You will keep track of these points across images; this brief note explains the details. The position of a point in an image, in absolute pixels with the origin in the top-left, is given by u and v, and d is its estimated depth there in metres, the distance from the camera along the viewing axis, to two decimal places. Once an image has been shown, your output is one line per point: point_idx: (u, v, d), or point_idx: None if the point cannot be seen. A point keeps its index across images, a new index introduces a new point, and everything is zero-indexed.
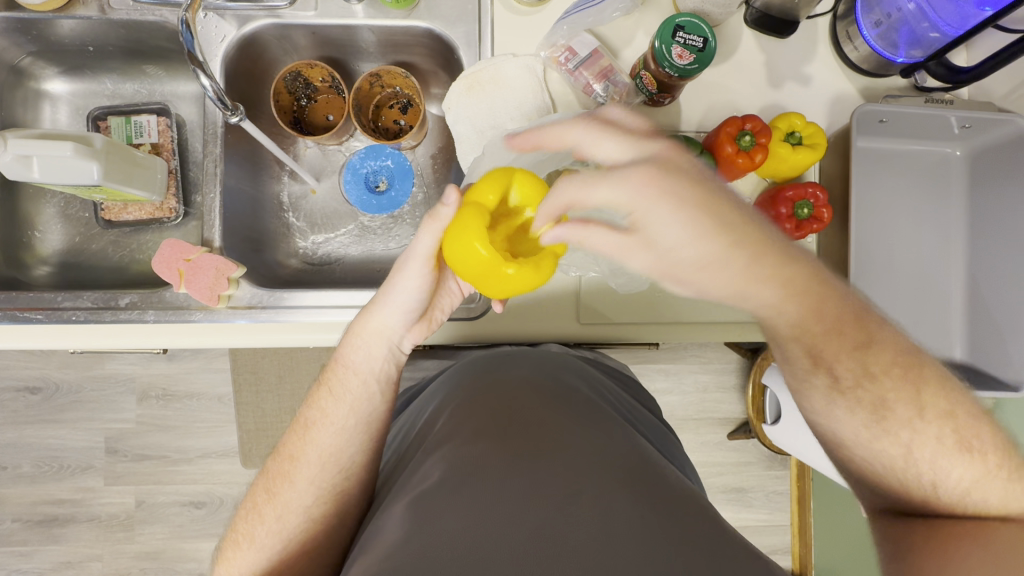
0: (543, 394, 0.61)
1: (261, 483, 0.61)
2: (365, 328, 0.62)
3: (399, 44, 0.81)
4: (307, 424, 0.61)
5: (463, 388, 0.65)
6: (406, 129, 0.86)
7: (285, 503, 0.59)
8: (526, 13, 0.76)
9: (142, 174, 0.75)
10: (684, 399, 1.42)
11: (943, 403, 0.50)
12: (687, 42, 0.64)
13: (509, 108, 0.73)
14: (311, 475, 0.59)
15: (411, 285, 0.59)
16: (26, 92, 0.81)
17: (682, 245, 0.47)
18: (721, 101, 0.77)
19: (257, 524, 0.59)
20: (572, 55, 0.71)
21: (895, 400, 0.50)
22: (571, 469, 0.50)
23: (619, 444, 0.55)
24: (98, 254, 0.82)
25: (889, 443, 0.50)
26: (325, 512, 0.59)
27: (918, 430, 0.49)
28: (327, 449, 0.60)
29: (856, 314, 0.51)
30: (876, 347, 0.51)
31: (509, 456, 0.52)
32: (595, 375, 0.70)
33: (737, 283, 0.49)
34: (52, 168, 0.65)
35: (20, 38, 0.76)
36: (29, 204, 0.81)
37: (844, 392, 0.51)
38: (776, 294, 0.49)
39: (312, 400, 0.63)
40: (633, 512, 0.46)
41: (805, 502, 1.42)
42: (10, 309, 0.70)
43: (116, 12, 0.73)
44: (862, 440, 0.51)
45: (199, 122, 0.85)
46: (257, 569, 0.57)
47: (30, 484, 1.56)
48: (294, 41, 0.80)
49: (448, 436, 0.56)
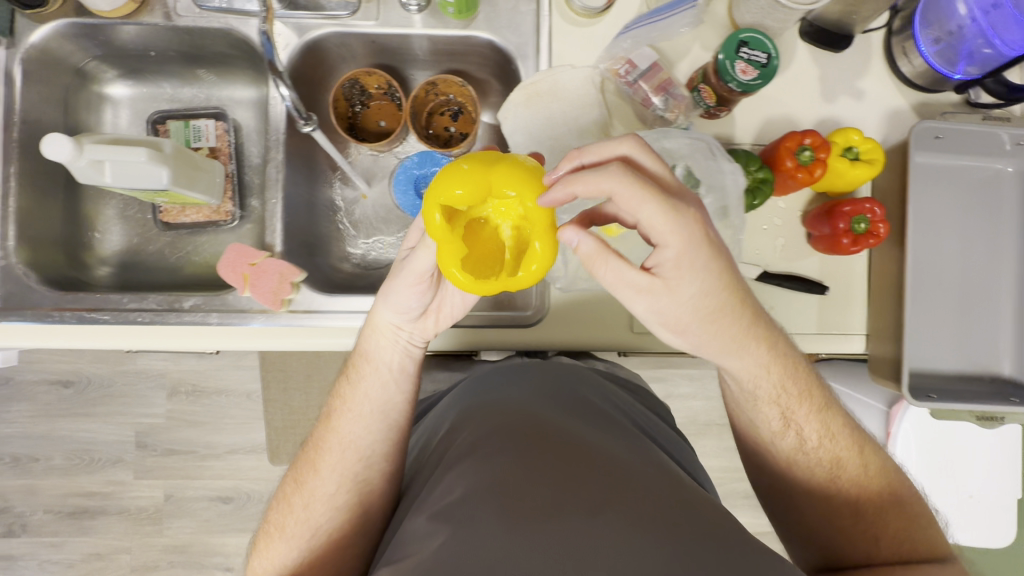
0: (557, 404, 0.62)
1: (290, 481, 0.66)
2: (372, 323, 0.66)
3: (455, 53, 0.82)
4: (331, 414, 0.67)
5: (478, 400, 0.66)
6: (457, 136, 0.86)
7: (314, 491, 0.64)
8: (585, 24, 0.77)
9: (204, 178, 0.76)
10: (708, 405, 1.43)
11: (878, 465, 0.63)
12: (751, 58, 0.66)
13: (567, 120, 0.74)
14: (336, 463, 0.64)
15: (410, 288, 0.61)
16: (89, 95, 0.83)
17: (708, 297, 0.53)
18: (776, 114, 0.78)
19: (289, 520, 0.63)
20: (632, 68, 0.72)
21: (845, 458, 0.62)
22: (596, 472, 0.50)
23: (637, 453, 0.56)
24: (155, 256, 0.84)
25: (842, 495, 0.62)
26: (348, 501, 0.63)
27: (865, 489, 0.62)
28: (346, 441, 0.64)
29: (819, 389, 0.64)
30: (833, 414, 0.63)
31: (531, 461, 0.52)
32: (608, 388, 0.71)
33: (743, 359, 0.59)
34: (122, 173, 0.67)
35: (87, 43, 0.77)
36: (90, 206, 0.83)
37: (806, 451, 0.62)
38: (763, 356, 0.59)
39: (334, 396, 0.68)
40: (662, 511, 0.47)
41: None
42: (78, 309, 0.72)
43: (182, 19, 0.74)
44: (822, 489, 0.62)
45: (256, 128, 0.85)
46: (288, 557, 0.62)
47: (61, 476, 1.58)
48: (353, 49, 0.81)
49: (470, 448, 0.56)
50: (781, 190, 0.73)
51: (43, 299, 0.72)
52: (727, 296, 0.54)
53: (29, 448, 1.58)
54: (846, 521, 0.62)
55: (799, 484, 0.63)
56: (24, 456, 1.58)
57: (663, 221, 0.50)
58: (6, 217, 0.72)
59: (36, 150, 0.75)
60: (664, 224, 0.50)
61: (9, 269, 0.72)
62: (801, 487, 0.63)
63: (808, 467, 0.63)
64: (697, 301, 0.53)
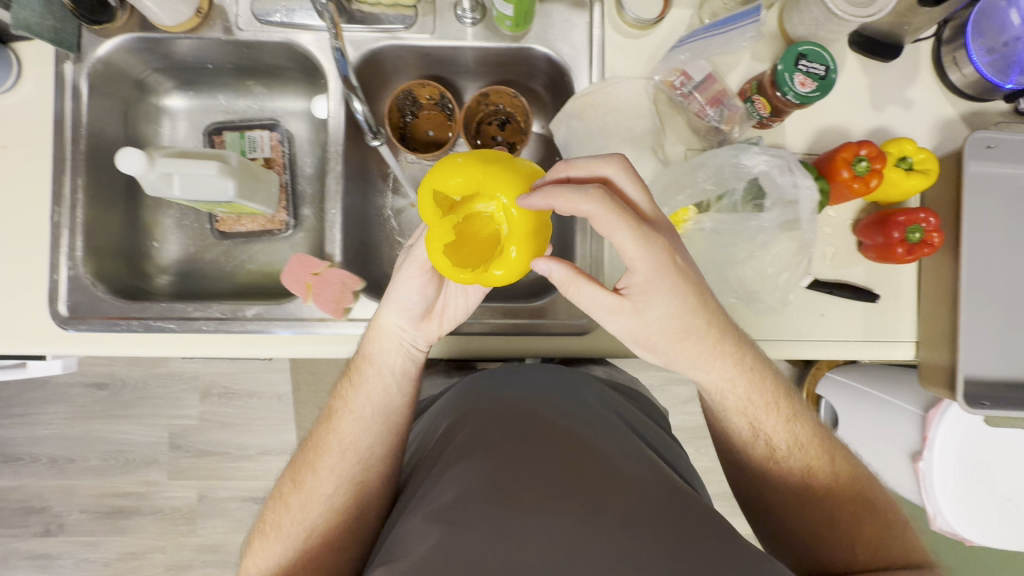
0: (547, 407, 0.63)
1: (286, 482, 0.67)
2: (376, 328, 0.68)
3: (505, 64, 0.83)
4: (332, 415, 0.69)
5: (466, 403, 0.67)
6: (504, 145, 0.85)
7: (311, 491, 0.65)
8: (637, 36, 0.78)
9: (262, 190, 0.78)
10: None
11: (854, 474, 0.65)
12: (810, 70, 0.66)
13: (621, 131, 0.75)
14: (334, 463, 0.66)
15: (412, 285, 0.65)
16: (148, 107, 0.84)
17: (677, 314, 0.56)
18: (826, 123, 0.78)
19: (284, 520, 0.64)
20: (687, 80, 0.73)
21: (817, 465, 0.64)
22: (583, 477, 0.52)
23: (626, 456, 0.57)
24: (212, 265, 0.85)
25: (817, 502, 0.64)
26: (346, 502, 0.65)
27: (840, 498, 0.63)
28: (346, 439, 0.66)
29: (789, 398, 0.66)
30: (802, 422, 0.65)
31: (520, 465, 0.54)
32: (607, 393, 0.72)
33: (713, 370, 0.62)
34: (190, 185, 0.69)
35: (148, 56, 0.79)
36: (150, 216, 0.85)
37: (778, 458, 0.64)
38: (730, 368, 0.62)
39: (335, 398, 0.70)
40: (646, 517, 0.48)
41: None
42: (144, 319, 0.73)
43: (243, 33, 0.76)
44: (795, 496, 0.64)
45: (310, 139, 0.87)
46: (283, 556, 0.63)
47: (97, 476, 1.61)
48: (405, 61, 0.82)
49: (462, 452, 0.58)
50: (834, 200, 0.74)
51: (111, 307, 0.74)
52: (689, 317, 0.57)
53: (65, 449, 1.61)
54: (821, 530, 0.63)
55: (774, 490, 0.65)
56: (61, 457, 1.61)
57: (630, 248, 0.52)
58: (75, 227, 0.73)
59: (100, 162, 0.77)
60: (630, 250, 0.52)
61: (77, 279, 0.73)
62: (776, 493, 0.65)
63: (784, 475, 0.64)
64: (663, 319, 0.57)
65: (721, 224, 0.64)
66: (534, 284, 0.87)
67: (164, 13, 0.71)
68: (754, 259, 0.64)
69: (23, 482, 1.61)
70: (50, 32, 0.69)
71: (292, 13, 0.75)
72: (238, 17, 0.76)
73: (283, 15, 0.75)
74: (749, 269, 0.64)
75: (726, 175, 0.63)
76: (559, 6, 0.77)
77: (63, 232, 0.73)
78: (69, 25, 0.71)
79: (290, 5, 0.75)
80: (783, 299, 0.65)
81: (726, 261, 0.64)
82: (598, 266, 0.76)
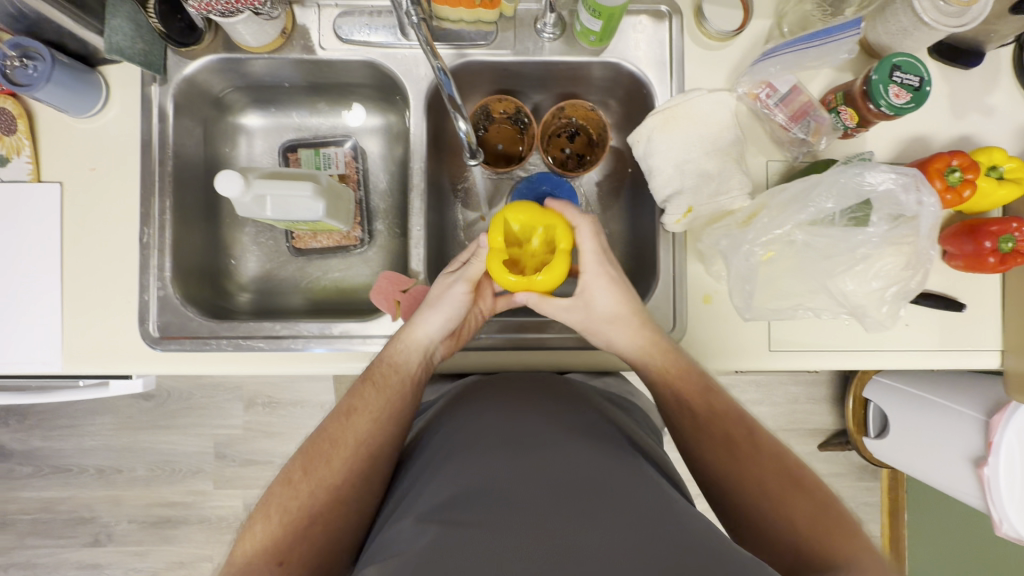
0: (544, 405, 0.63)
1: (288, 472, 0.65)
2: (410, 337, 0.71)
3: (580, 77, 0.83)
4: (349, 411, 0.68)
5: (461, 401, 0.68)
6: (572, 157, 0.86)
7: (321, 478, 0.63)
8: (716, 47, 0.78)
9: (343, 207, 0.77)
10: (774, 410, 1.51)
11: (786, 472, 0.63)
12: (904, 82, 0.66)
13: (703, 143, 0.75)
14: (348, 457, 0.65)
15: (456, 296, 0.70)
16: (226, 125, 0.85)
17: (613, 298, 0.70)
18: (909, 131, 0.77)
19: (286, 508, 0.61)
20: (773, 91, 0.72)
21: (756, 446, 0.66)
22: (581, 478, 0.53)
23: (625, 457, 0.57)
24: (288, 281, 0.86)
25: (759, 482, 0.63)
26: (351, 493, 0.63)
27: (766, 492, 0.62)
28: (364, 435, 0.66)
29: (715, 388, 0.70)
30: (722, 402, 0.69)
31: (513, 461, 0.55)
32: (602, 395, 0.72)
33: (641, 342, 0.71)
34: (281, 205, 0.69)
35: (229, 76, 0.80)
36: (227, 233, 0.85)
37: (698, 426, 0.68)
38: (651, 340, 0.71)
39: (349, 395, 0.70)
40: (644, 518, 0.50)
41: (897, 513, 1.48)
42: (235, 337, 0.73)
43: (325, 52, 0.76)
44: (731, 475, 0.64)
45: (383, 156, 0.88)
46: (275, 544, 0.59)
47: (144, 486, 1.62)
48: (480, 76, 0.82)
49: (458, 446, 0.59)
50: None
51: (200, 327, 0.74)
52: (632, 313, 0.70)
53: (112, 460, 1.61)
54: (766, 503, 0.61)
55: (714, 465, 0.66)
56: (107, 468, 1.61)
57: (589, 245, 0.68)
58: (164, 247, 0.74)
59: (184, 181, 0.78)
60: (586, 246, 0.68)
61: (166, 299, 0.74)
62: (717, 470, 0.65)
63: (750, 474, 0.64)
64: (597, 300, 0.70)
65: (815, 238, 0.63)
66: None
67: (252, 37, 0.71)
68: (855, 273, 0.63)
69: (69, 493, 1.61)
70: (140, 55, 0.70)
71: (375, 30, 0.76)
72: (321, 36, 0.76)
73: (366, 33, 0.76)
74: (851, 284, 0.63)
75: (847, 193, 0.62)
76: (639, 18, 0.77)
77: (152, 253, 0.74)
78: (157, 47, 0.71)
79: (372, 22, 0.76)
80: (892, 315, 0.64)
81: (825, 275, 0.64)
82: (683, 278, 0.75)
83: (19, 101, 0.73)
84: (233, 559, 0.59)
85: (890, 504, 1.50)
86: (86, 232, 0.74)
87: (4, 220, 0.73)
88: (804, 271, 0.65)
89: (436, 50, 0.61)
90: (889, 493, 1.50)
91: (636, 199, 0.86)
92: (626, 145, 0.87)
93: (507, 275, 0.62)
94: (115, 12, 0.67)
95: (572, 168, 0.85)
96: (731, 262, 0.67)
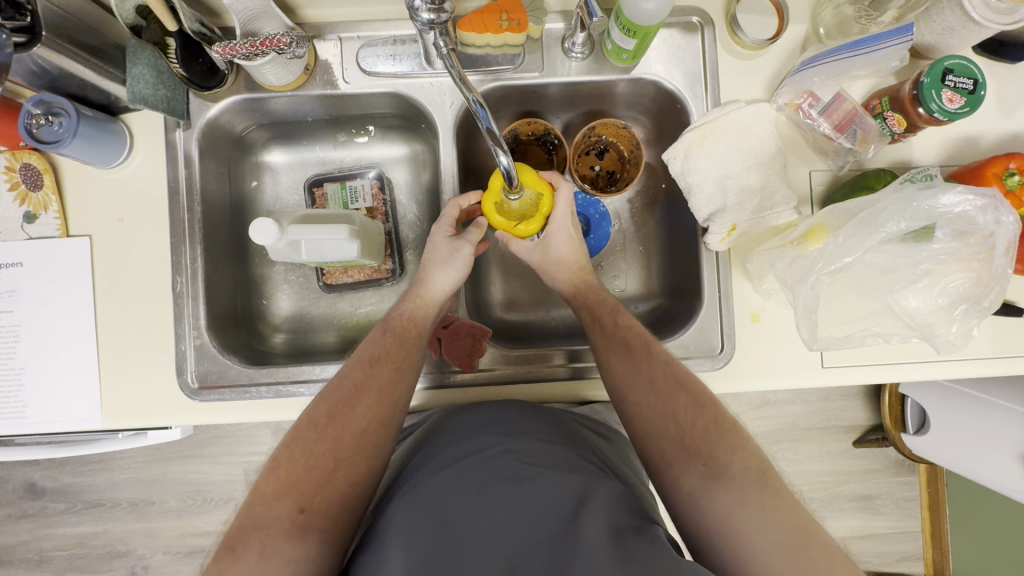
0: (505, 430, 0.62)
1: (310, 419, 0.60)
2: (429, 294, 0.70)
3: (609, 95, 0.81)
4: (367, 361, 0.64)
5: (431, 434, 0.65)
6: (603, 175, 0.84)
7: (345, 425, 0.60)
8: (749, 57, 0.75)
9: (374, 242, 0.76)
10: (807, 409, 1.40)
11: (674, 372, 0.64)
12: (958, 85, 0.63)
13: (743, 157, 0.72)
14: (368, 408, 0.61)
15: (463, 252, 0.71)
16: (250, 163, 0.84)
17: (563, 247, 0.73)
18: (958, 133, 0.74)
19: (309, 454, 0.58)
20: (816, 101, 0.69)
21: (699, 415, 0.61)
22: (544, 512, 0.52)
23: (595, 480, 0.56)
24: (322, 318, 0.84)
25: (691, 449, 0.60)
26: (375, 442, 0.60)
27: (664, 399, 0.63)
28: (385, 386, 0.62)
29: (652, 341, 0.67)
30: (660, 352, 0.66)
31: (481, 499, 0.53)
32: (582, 426, 0.69)
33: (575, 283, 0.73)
34: (316, 248, 0.68)
35: (252, 115, 0.78)
36: (257, 272, 0.84)
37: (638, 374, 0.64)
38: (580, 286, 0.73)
39: (367, 344, 0.66)
40: (610, 549, 0.48)
41: (938, 506, 1.38)
42: (275, 384, 0.71)
43: (349, 85, 0.74)
44: (666, 438, 0.61)
45: (410, 185, 0.87)
46: (291, 493, 0.56)
47: (177, 517, 1.55)
48: (507, 99, 0.80)
49: (411, 486, 0.57)
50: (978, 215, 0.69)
51: (238, 375, 0.73)
52: (583, 263, 0.74)
53: (143, 492, 1.55)
54: (691, 476, 0.58)
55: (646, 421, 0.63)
56: (139, 500, 1.55)
57: (560, 211, 0.72)
58: (196, 294, 0.73)
59: (212, 224, 0.76)
60: (560, 213, 0.72)
61: (203, 348, 0.72)
62: (651, 430, 0.62)
63: (683, 435, 0.61)
64: (552, 250, 0.73)
65: (875, 256, 0.61)
66: (650, 317, 0.84)
67: (276, 77, 0.69)
68: (917, 288, 0.61)
69: (104, 527, 1.56)
70: (163, 102, 0.68)
71: (399, 60, 0.74)
72: (343, 70, 0.74)
73: (389, 64, 0.74)
74: (913, 300, 0.61)
75: (916, 214, 0.58)
76: (669, 32, 0.75)
77: (186, 301, 0.72)
78: (179, 92, 0.70)
79: (397, 52, 0.73)
80: (962, 334, 0.62)
81: (885, 292, 0.62)
82: (729, 298, 0.72)
83: (44, 156, 0.72)
84: (251, 505, 0.56)
85: (929, 499, 1.40)
86: (118, 282, 0.72)
87: (37, 276, 0.72)
88: (859, 289, 0.63)
89: (468, 78, 0.56)
90: (927, 488, 1.41)
91: (669, 216, 0.85)
92: (660, 162, 0.86)
93: (494, 215, 0.68)
94: (136, 60, 0.65)
95: (602, 186, 0.84)
96: (796, 292, 0.63)
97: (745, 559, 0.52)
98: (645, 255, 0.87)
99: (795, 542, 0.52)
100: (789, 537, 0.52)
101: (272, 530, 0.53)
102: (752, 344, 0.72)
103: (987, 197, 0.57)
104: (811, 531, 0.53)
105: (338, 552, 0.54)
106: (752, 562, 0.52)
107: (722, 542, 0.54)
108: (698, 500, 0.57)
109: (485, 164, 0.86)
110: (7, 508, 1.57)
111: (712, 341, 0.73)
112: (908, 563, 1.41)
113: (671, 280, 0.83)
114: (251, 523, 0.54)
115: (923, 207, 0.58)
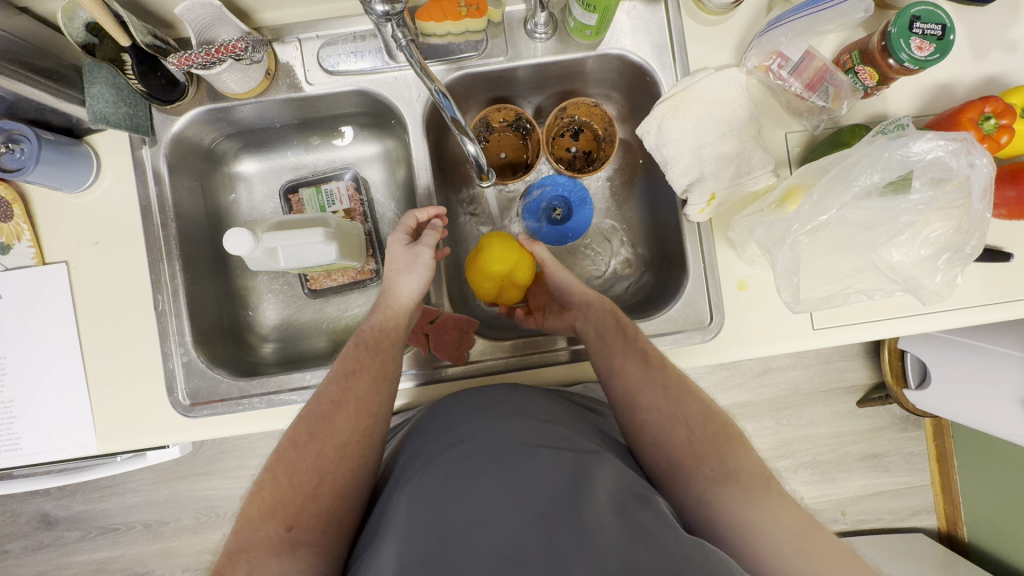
0: (497, 418, 0.61)
1: (291, 438, 0.60)
2: (397, 302, 0.68)
3: (577, 74, 0.80)
4: (342, 377, 0.63)
5: (423, 433, 0.63)
6: (579, 156, 0.84)
7: (326, 440, 0.59)
8: (715, 22, 0.74)
9: (351, 241, 0.75)
10: (808, 373, 1.40)
11: (678, 378, 0.65)
12: (926, 32, 0.61)
13: (717, 124, 0.71)
14: (349, 420, 0.61)
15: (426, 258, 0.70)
16: (222, 175, 0.83)
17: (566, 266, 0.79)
18: (931, 82, 0.73)
19: (291, 472, 0.58)
20: (785, 61, 0.68)
21: (705, 419, 0.62)
22: (541, 492, 0.51)
23: (591, 458, 0.56)
24: (310, 324, 0.84)
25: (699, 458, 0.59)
26: (358, 452, 0.60)
27: (678, 400, 0.63)
28: (362, 397, 0.62)
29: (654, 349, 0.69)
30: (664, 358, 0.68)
31: (480, 487, 0.52)
32: (573, 404, 0.68)
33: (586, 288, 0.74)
34: (294, 254, 0.67)
35: (218, 126, 0.77)
36: (240, 284, 0.84)
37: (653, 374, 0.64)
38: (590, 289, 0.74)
39: (342, 359, 0.65)
40: (610, 525, 0.48)
41: (946, 459, 1.39)
42: (266, 394, 0.71)
43: (313, 86, 0.73)
44: (671, 446, 0.60)
45: (386, 183, 0.86)
46: (277, 512, 0.55)
47: (192, 535, 1.55)
48: (474, 87, 0.79)
49: (408, 482, 0.56)
50: None
51: (230, 388, 0.72)
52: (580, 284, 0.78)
53: (156, 513, 1.55)
54: (697, 484, 0.57)
55: (654, 428, 0.62)
56: (153, 522, 1.55)
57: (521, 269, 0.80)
58: (179, 311, 0.72)
59: (189, 238, 0.76)
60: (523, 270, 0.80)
61: (192, 364, 0.72)
62: (656, 438, 0.61)
63: (688, 444, 0.60)
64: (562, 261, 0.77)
65: (853, 212, 0.60)
66: (638, 294, 0.84)
67: (238, 84, 0.68)
68: (899, 242, 0.61)
69: (120, 551, 1.56)
70: (126, 119, 0.67)
71: (362, 56, 0.73)
72: (306, 71, 0.73)
73: (352, 61, 0.73)
74: (897, 254, 0.61)
75: (893, 167, 0.58)
76: (632, 4, 0.74)
77: (170, 319, 0.72)
78: (141, 108, 0.69)
79: (358, 48, 0.72)
80: (947, 283, 0.62)
81: (869, 249, 0.61)
82: (715, 269, 0.72)
83: (11, 185, 0.71)
84: (238, 529, 0.56)
85: (937, 452, 1.41)
86: (99, 306, 0.72)
87: (18, 309, 0.71)
88: (842, 248, 0.62)
89: (430, 69, 0.57)
90: (934, 441, 1.41)
91: (649, 191, 0.84)
92: (635, 136, 0.85)
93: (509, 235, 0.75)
94: (93, 81, 0.65)
95: (579, 167, 0.84)
96: (776, 255, 0.63)
97: (758, 556, 0.52)
98: (629, 232, 0.86)
99: (804, 533, 0.52)
100: (800, 531, 0.52)
101: (260, 551, 0.53)
102: (741, 313, 0.72)
103: (958, 142, 0.56)
104: (816, 525, 0.54)
105: (332, 563, 0.54)
106: (763, 560, 0.51)
107: (732, 542, 0.53)
108: (707, 502, 0.56)
109: (460, 155, 0.86)
110: (23, 540, 1.57)
111: (700, 313, 0.72)
112: (922, 517, 1.42)
113: (657, 256, 0.83)
114: (240, 546, 0.54)
115: (898, 158, 0.58)
